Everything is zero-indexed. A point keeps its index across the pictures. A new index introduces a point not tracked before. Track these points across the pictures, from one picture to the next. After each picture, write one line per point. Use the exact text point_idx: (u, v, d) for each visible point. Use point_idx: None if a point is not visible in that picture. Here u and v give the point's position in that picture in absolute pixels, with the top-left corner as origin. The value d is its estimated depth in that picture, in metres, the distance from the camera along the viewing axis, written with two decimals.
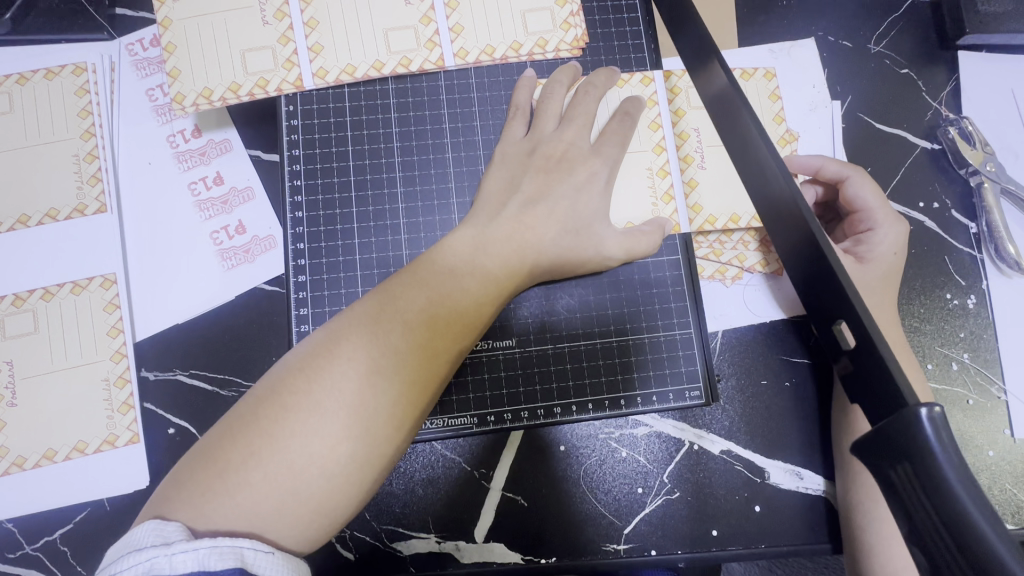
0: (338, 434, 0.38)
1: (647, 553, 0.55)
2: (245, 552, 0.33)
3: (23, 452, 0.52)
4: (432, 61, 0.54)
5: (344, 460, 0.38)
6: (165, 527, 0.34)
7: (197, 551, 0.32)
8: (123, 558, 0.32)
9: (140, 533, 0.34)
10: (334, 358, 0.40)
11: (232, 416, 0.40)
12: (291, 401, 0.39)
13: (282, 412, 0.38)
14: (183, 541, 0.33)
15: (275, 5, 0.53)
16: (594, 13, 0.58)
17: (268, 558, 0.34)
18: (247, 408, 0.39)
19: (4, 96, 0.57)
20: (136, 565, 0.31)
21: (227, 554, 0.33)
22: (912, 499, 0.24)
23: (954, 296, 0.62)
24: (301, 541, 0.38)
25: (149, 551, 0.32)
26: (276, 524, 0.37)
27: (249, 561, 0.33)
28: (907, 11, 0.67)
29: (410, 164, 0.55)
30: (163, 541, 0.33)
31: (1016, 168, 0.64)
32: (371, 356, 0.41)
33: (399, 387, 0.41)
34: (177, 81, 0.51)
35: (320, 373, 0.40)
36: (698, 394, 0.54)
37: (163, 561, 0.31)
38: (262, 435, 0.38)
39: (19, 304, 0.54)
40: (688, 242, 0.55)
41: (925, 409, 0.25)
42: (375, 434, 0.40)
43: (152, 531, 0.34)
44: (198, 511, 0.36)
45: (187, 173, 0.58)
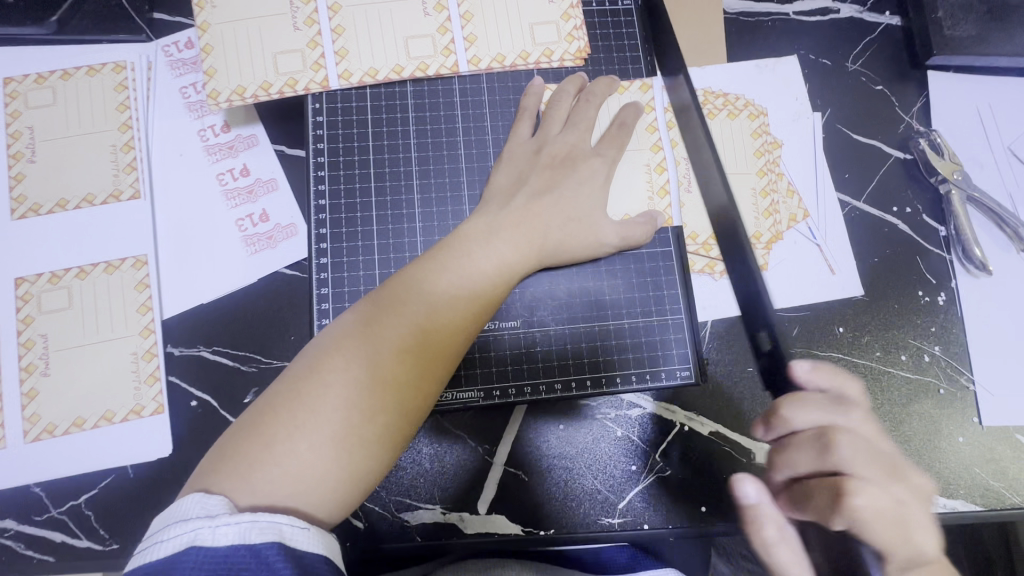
0: (364, 395, 0.43)
1: (640, 527, 0.58)
2: (284, 527, 0.37)
3: (53, 420, 0.56)
4: (447, 66, 0.59)
5: (371, 424, 0.43)
6: (209, 501, 0.38)
7: (238, 525, 0.36)
8: (171, 525, 0.36)
9: (186, 504, 0.37)
10: (369, 333, 0.45)
11: (275, 388, 0.43)
12: (329, 373, 0.43)
13: (319, 382, 0.43)
14: (226, 514, 0.36)
15: (306, 13, 0.58)
16: (596, 27, 0.64)
17: (304, 534, 0.37)
18: (288, 380, 0.43)
19: (48, 90, 0.62)
20: (182, 533, 0.35)
21: (266, 528, 0.36)
22: None
23: (926, 293, 0.67)
24: (334, 505, 0.41)
25: (195, 521, 0.36)
26: (317, 490, 0.41)
27: (287, 536, 0.37)
28: (881, 33, 0.73)
29: (426, 159, 0.60)
30: (207, 513, 0.37)
31: (981, 178, 0.70)
32: (399, 332, 0.46)
33: (421, 357, 0.46)
34: (213, 79, 0.56)
35: (355, 348, 0.44)
36: (688, 373, 0.58)
37: (207, 533, 0.35)
38: (305, 407, 0.42)
39: (55, 282, 0.58)
40: (679, 235, 0.60)
41: None
42: (399, 398, 0.44)
43: (197, 503, 0.37)
44: (243, 479, 0.40)
45: (215, 164, 0.62)
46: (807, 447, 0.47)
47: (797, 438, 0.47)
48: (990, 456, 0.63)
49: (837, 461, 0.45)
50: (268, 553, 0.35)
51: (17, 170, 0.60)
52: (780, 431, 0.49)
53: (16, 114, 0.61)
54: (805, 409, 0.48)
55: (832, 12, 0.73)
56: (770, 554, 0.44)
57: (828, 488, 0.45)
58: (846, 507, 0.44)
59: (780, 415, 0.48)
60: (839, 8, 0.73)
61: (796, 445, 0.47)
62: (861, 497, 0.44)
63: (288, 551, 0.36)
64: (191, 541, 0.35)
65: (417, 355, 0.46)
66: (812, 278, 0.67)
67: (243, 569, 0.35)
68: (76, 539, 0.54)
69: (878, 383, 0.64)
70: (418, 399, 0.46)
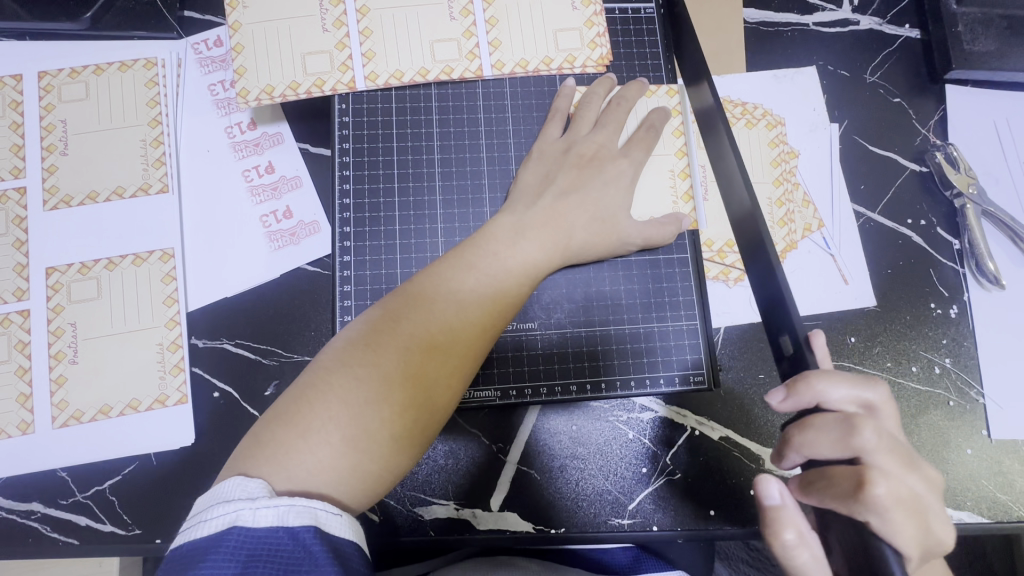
0: (392, 389, 0.44)
1: (650, 528, 0.59)
2: (319, 512, 0.38)
3: (80, 406, 0.57)
4: (472, 70, 0.60)
5: (402, 419, 0.44)
6: (248, 483, 0.39)
7: (277, 508, 0.37)
8: (213, 506, 0.37)
9: (227, 486, 0.39)
10: (397, 333, 0.46)
11: (303, 383, 0.45)
12: (361, 369, 0.44)
13: (353, 378, 0.44)
14: (265, 497, 0.38)
15: (335, 15, 0.59)
16: (619, 35, 0.64)
17: (337, 519, 0.39)
18: (318, 374, 0.44)
19: (81, 84, 0.63)
20: (223, 514, 0.37)
21: (303, 512, 0.38)
22: None
23: (938, 305, 0.67)
24: (364, 493, 0.43)
25: (236, 503, 0.37)
26: (351, 480, 0.42)
27: (322, 520, 0.38)
28: (900, 46, 0.74)
29: (448, 161, 0.61)
30: (247, 495, 0.38)
31: (996, 192, 0.70)
32: (427, 330, 0.47)
33: (451, 356, 0.47)
34: (243, 78, 0.57)
35: (383, 345, 0.46)
36: (702, 379, 0.59)
37: (247, 514, 0.37)
38: (339, 402, 0.43)
39: (85, 272, 0.60)
40: (695, 241, 0.61)
41: None
42: (427, 396, 0.46)
43: (238, 485, 0.39)
44: (280, 465, 0.41)
45: (241, 161, 0.64)
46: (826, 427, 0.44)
47: (817, 420, 0.44)
48: (998, 468, 0.63)
49: (860, 445, 0.42)
50: (304, 536, 0.37)
51: (49, 162, 0.62)
52: (806, 399, 0.44)
53: (50, 107, 0.62)
54: (835, 381, 0.44)
55: (852, 24, 0.74)
56: (790, 558, 0.42)
57: (850, 476, 0.43)
58: (866, 497, 0.41)
59: (812, 386, 0.44)
60: (858, 20, 0.74)
61: (816, 427, 0.44)
62: (882, 485, 0.41)
63: (322, 534, 0.38)
64: (231, 522, 0.36)
65: (443, 353, 0.47)
66: (826, 288, 0.67)
67: (281, 550, 0.36)
68: (99, 523, 0.55)
69: None
70: (446, 397, 0.47)
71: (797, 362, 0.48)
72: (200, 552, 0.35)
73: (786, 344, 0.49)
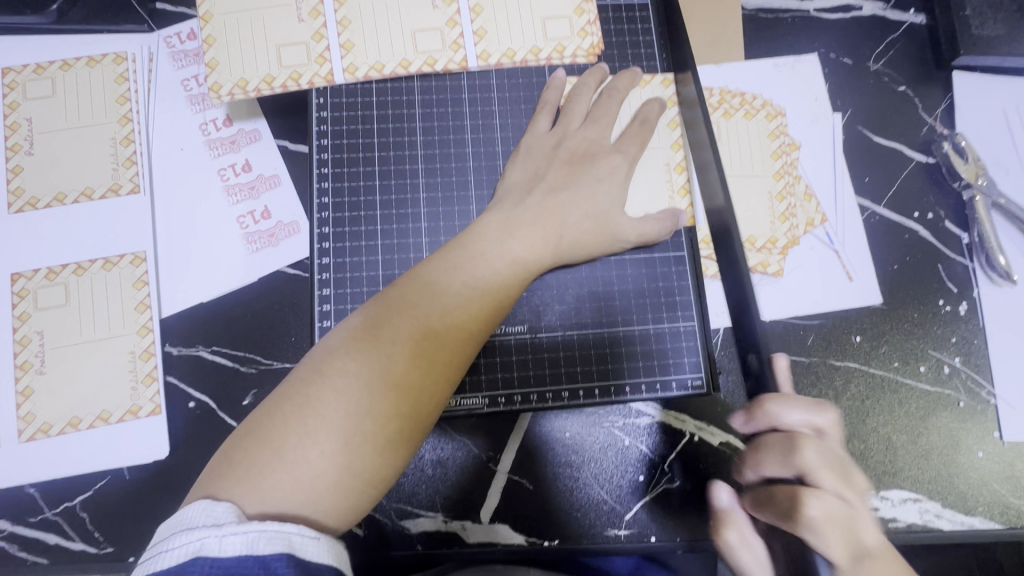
0: (374, 401, 0.42)
1: (647, 539, 0.56)
2: (293, 537, 0.36)
3: (48, 419, 0.54)
4: (456, 61, 0.57)
5: (385, 432, 0.42)
6: (215, 508, 0.37)
7: (246, 534, 0.35)
8: (178, 534, 0.35)
9: (191, 511, 0.37)
10: (378, 340, 0.44)
11: (277, 397, 0.42)
12: (338, 380, 0.42)
13: (329, 389, 0.41)
14: (233, 523, 0.36)
15: (311, 4, 0.56)
16: (610, 22, 0.61)
17: (315, 544, 0.36)
18: (294, 387, 0.42)
19: (47, 81, 0.60)
20: (187, 543, 0.34)
21: (274, 538, 0.35)
22: None
23: (947, 302, 0.64)
24: (345, 513, 0.40)
25: (202, 531, 0.35)
26: (331, 501, 0.40)
27: (296, 546, 0.36)
28: (905, 32, 0.71)
29: (432, 157, 0.58)
30: (214, 521, 0.36)
31: (1007, 183, 0.67)
32: (410, 338, 0.44)
33: (437, 363, 0.45)
34: (214, 71, 0.54)
35: (364, 353, 0.43)
36: (701, 382, 0.56)
37: (213, 542, 0.34)
38: (316, 416, 0.40)
39: (52, 278, 0.57)
40: (693, 238, 0.58)
41: None
42: (412, 406, 0.43)
43: (204, 510, 0.37)
44: (254, 487, 0.38)
45: (217, 160, 0.61)
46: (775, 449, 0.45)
47: (768, 441, 0.46)
48: (1012, 472, 0.61)
49: (802, 465, 0.44)
50: (277, 566, 0.34)
51: (14, 163, 0.59)
52: (762, 423, 0.46)
53: (14, 105, 0.60)
54: (791, 406, 0.46)
55: (854, 10, 0.71)
56: (735, 559, 0.48)
57: (790, 495, 0.44)
58: (803, 517, 0.42)
59: (766, 410, 0.46)
60: (861, 6, 0.71)
61: (767, 448, 0.46)
62: (815, 506, 0.42)
63: (294, 561, 0.35)
64: (196, 552, 0.34)
65: (428, 360, 0.44)
66: (829, 285, 0.64)
67: None
68: (69, 541, 0.52)
69: (892, 394, 0.62)
70: (433, 406, 0.45)
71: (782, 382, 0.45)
72: None
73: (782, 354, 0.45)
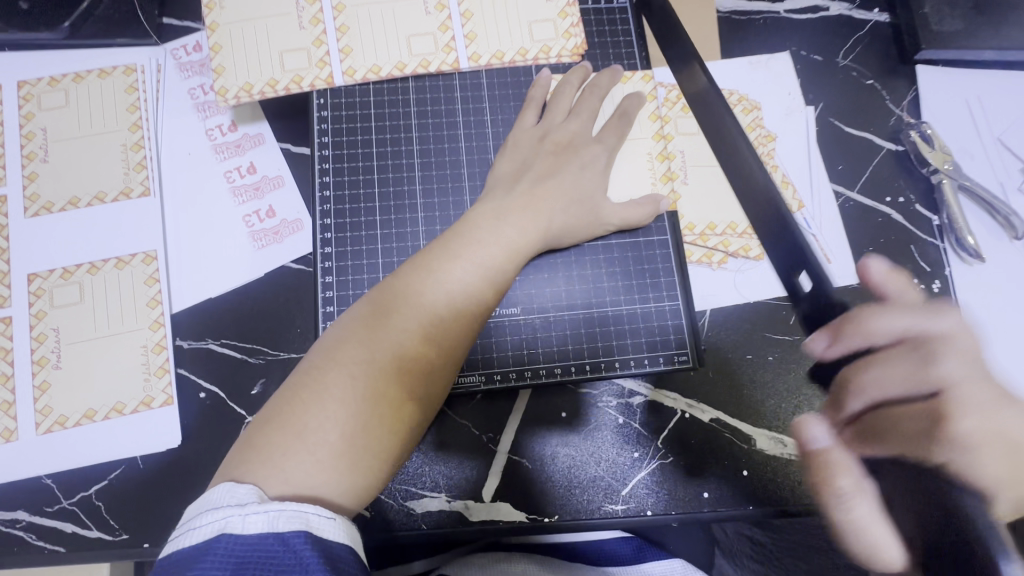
0: (385, 382, 0.44)
1: (644, 513, 0.58)
2: (310, 516, 0.38)
3: (65, 412, 0.56)
4: (449, 63, 0.60)
5: (400, 412, 0.44)
6: (237, 489, 0.39)
7: (267, 514, 0.37)
8: (204, 513, 0.37)
9: (215, 493, 0.39)
10: (386, 327, 0.46)
11: (291, 382, 0.45)
12: (349, 362, 0.44)
13: (340, 371, 0.44)
14: (255, 503, 0.38)
15: (311, 13, 0.59)
16: (592, 25, 0.66)
17: (331, 524, 0.38)
18: (308, 371, 0.45)
19: (61, 92, 0.64)
20: (212, 522, 0.36)
21: (294, 517, 0.37)
22: None
23: (921, 280, 0.68)
24: (355, 488, 0.42)
25: (226, 510, 0.37)
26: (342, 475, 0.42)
27: (314, 525, 0.38)
28: (870, 30, 0.75)
29: (427, 152, 0.61)
30: (237, 501, 0.38)
31: (972, 168, 0.71)
32: (415, 324, 0.47)
33: (440, 346, 0.48)
34: (221, 76, 0.58)
35: (374, 337, 0.46)
36: (686, 358, 0.59)
37: (237, 521, 0.36)
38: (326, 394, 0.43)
39: (67, 277, 0.59)
40: (675, 223, 0.61)
41: None
42: (420, 387, 0.46)
43: (226, 492, 0.39)
44: (271, 464, 0.41)
45: (223, 162, 0.64)
46: (890, 369, 0.42)
47: (884, 355, 0.43)
48: None
49: (940, 375, 0.41)
50: (296, 542, 0.36)
51: (30, 170, 0.62)
52: (853, 339, 0.47)
53: (29, 116, 0.63)
54: (888, 315, 0.45)
55: (821, 10, 0.75)
56: (847, 510, 0.43)
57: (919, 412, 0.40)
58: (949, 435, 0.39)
59: (861, 325, 0.46)
60: (828, 6, 0.75)
61: (883, 363, 0.43)
62: (966, 418, 0.39)
63: (313, 538, 0.37)
64: (221, 529, 0.36)
65: (433, 345, 0.47)
66: None
67: (272, 557, 0.36)
68: (85, 530, 0.54)
69: None
70: (438, 386, 0.48)
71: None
72: (188, 560, 0.35)
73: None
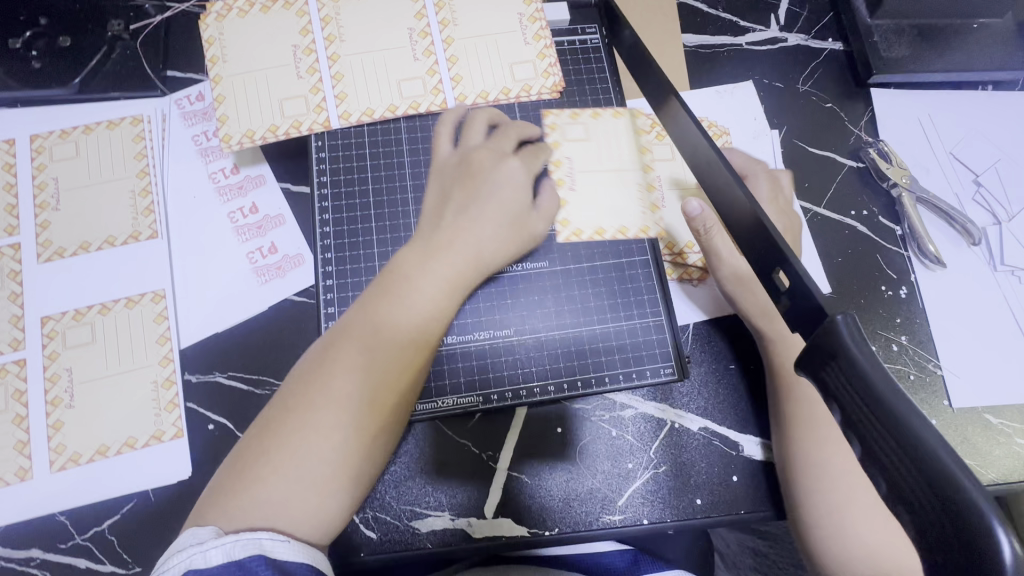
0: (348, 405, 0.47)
1: (641, 522, 0.60)
2: (265, 542, 0.41)
3: (78, 449, 0.58)
4: (437, 104, 0.65)
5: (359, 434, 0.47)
6: (198, 531, 0.42)
7: (223, 546, 0.40)
8: (169, 557, 0.40)
9: (181, 538, 0.42)
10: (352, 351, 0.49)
11: (271, 407, 0.48)
12: (316, 388, 0.47)
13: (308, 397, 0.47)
14: (213, 538, 0.40)
15: (308, 63, 0.64)
16: (569, 64, 0.71)
17: (286, 546, 0.41)
18: (282, 396, 0.48)
19: (72, 144, 0.67)
20: (177, 562, 0.39)
21: (248, 544, 0.40)
22: (845, 390, 0.33)
23: (888, 287, 0.72)
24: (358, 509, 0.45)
25: (188, 550, 0.40)
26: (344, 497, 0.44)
27: (269, 548, 0.40)
28: (826, 58, 0.81)
29: (420, 186, 0.65)
30: (198, 541, 0.41)
31: (928, 181, 0.77)
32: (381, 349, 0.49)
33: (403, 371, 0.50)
34: (225, 125, 0.62)
35: (335, 364, 0.48)
36: (671, 370, 0.63)
37: (199, 557, 0.39)
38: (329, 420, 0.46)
39: (79, 318, 0.62)
40: (654, 243, 0.66)
41: (843, 317, 0.34)
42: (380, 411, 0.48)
43: (190, 534, 0.41)
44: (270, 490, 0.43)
45: (227, 204, 0.68)
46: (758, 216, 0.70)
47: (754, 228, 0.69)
48: (964, 437, 0.67)
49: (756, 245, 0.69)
50: (255, 567, 0.39)
51: (42, 218, 0.65)
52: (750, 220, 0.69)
53: (42, 167, 0.66)
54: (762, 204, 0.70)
55: (780, 41, 0.82)
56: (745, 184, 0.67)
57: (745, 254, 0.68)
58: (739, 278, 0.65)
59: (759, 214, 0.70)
60: (786, 38, 0.82)
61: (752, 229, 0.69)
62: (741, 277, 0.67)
63: (269, 561, 0.40)
64: (186, 566, 0.39)
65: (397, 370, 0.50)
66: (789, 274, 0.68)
67: None
68: (98, 564, 0.56)
69: None
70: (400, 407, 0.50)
71: (797, 300, 0.39)
72: None
73: (782, 279, 0.41)
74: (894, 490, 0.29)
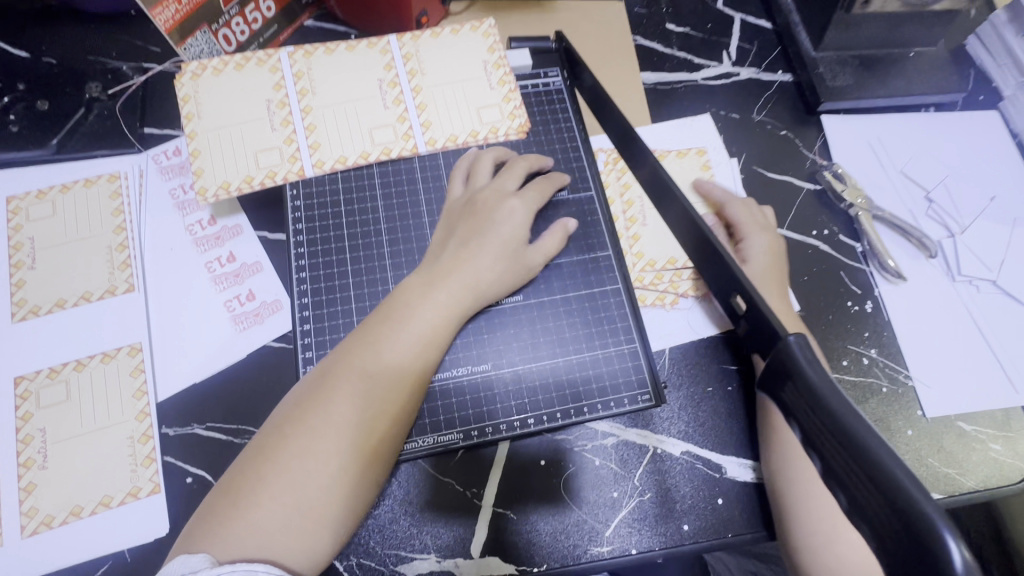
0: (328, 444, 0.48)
1: (629, 552, 0.60)
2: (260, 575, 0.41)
3: (51, 512, 0.57)
4: (408, 149, 0.68)
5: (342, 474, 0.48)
6: (192, 559, 0.42)
7: None
8: None
9: (171, 567, 0.42)
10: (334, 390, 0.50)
11: (253, 448, 0.49)
12: (297, 427, 0.48)
13: (288, 437, 0.48)
14: (206, 568, 0.41)
15: (281, 115, 0.67)
16: (534, 105, 0.74)
17: None
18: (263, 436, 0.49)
19: (48, 203, 0.68)
20: None
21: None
22: (801, 408, 0.34)
23: (854, 303, 0.75)
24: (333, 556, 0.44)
25: None
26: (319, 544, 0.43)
27: None
28: (777, 89, 0.86)
29: (394, 229, 0.67)
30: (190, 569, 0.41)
31: (882, 198, 0.81)
32: (361, 386, 0.50)
33: (385, 409, 0.50)
34: (200, 178, 0.64)
35: (319, 403, 0.49)
36: (648, 397, 0.63)
37: None
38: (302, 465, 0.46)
39: (54, 376, 0.62)
40: (625, 272, 0.68)
41: (793, 338, 0.36)
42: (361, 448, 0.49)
43: (181, 563, 0.42)
44: None
45: (204, 254, 0.68)
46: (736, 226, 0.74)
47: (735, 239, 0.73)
48: (941, 445, 0.68)
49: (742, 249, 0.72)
50: None
51: (18, 278, 0.65)
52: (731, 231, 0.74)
53: (18, 227, 0.67)
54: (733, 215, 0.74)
55: (733, 75, 0.86)
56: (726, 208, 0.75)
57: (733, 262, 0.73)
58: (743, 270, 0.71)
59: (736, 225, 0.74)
60: (738, 72, 0.87)
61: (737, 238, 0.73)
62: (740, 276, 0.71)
63: None
64: None
65: (377, 407, 0.50)
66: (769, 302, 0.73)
67: None
68: None
69: None
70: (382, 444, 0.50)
71: (754, 325, 0.41)
72: None
73: (739, 303, 0.43)
74: (853, 504, 0.30)
